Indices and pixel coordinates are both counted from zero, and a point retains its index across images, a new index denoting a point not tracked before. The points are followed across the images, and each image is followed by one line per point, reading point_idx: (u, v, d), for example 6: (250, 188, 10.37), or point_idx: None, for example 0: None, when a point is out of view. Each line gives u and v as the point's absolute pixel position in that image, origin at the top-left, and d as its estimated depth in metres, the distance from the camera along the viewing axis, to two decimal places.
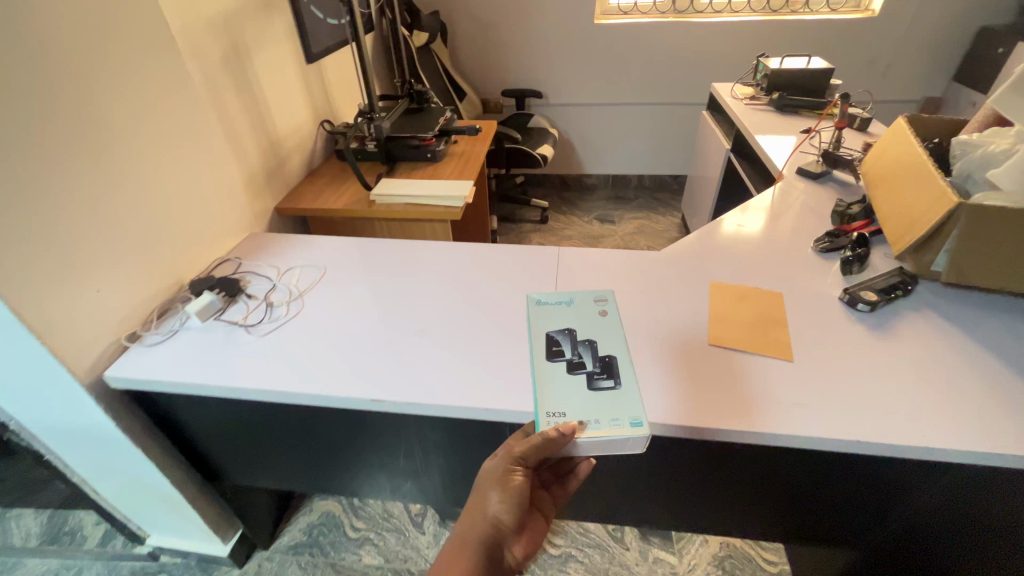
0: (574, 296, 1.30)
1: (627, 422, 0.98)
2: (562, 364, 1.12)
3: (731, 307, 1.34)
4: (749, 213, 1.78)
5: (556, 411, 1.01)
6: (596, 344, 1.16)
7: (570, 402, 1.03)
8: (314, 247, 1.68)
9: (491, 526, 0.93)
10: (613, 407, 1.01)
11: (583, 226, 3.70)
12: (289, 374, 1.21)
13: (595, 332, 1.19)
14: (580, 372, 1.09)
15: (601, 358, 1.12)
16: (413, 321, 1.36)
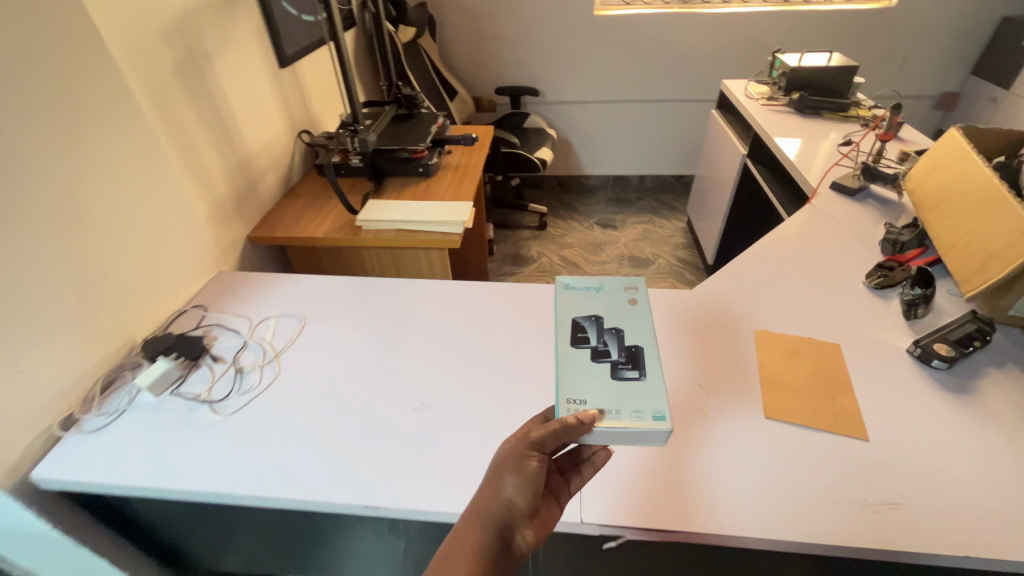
0: (604, 282, 1.17)
1: (651, 415, 0.88)
2: (585, 351, 1.00)
3: (784, 366, 1.15)
4: (786, 239, 1.58)
5: (574, 399, 0.91)
6: (625, 335, 1.04)
7: (591, 392, 0.92)
8: (293, 290, 1.45)
9: (502, 510, 0.76)
10: (636, 399, 0.90)
11: (583, 232, 3.44)
12: (261, 470, 0.99)
13: (622, 320, 1.08)
14: (604, 363, 0.97)
15: (628, 347, 1.01)
16: (412, 390, 1.14)
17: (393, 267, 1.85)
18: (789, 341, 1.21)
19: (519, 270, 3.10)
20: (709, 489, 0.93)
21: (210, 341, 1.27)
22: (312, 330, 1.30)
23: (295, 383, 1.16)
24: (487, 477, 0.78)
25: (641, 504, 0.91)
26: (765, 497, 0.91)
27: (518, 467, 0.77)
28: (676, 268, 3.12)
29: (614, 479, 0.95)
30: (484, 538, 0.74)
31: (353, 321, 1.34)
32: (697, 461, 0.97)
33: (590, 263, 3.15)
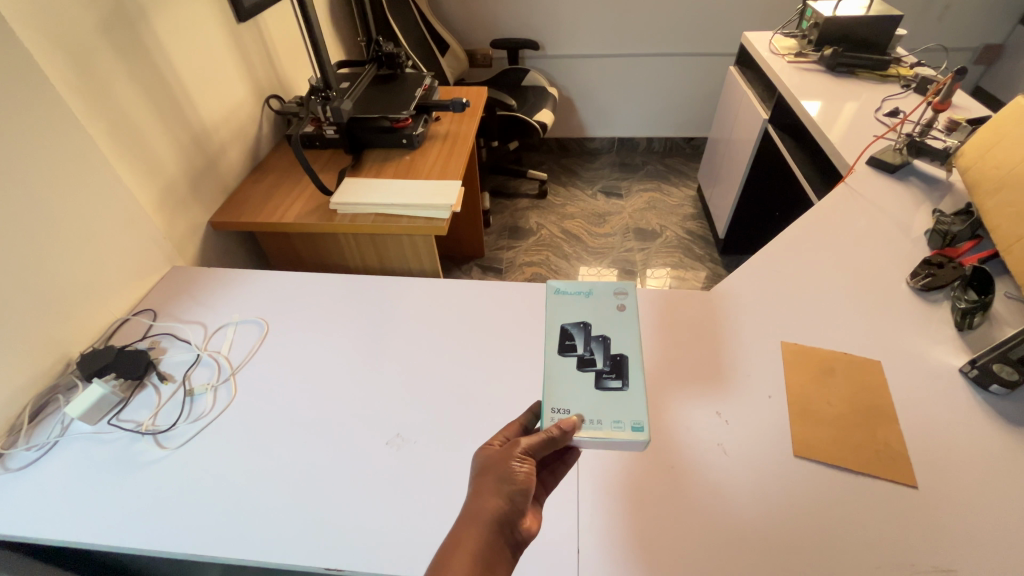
0: (595, 285, 0.99)
1: (631, 426, 0.78)
2: (571, 360, 0.87)
3: (817, 389, 0.99)
4: (817, 228, 1.39)
5: (559, 409, 0.80)
6: (615, 341, 0.90)
7: (576, 402, 0.81)
8: (256, 290, 1.28)
9: (503, 507, 0.66)
10: (615, 405, 0.80)
11: (586, 202, 3.20)
12: (212, 520, 0.86)
13: (614, 327, 0.92)
14: (589, 372, 0.85)
15: (614, 354, 0.88)
16: (386, 419, 0.99)
17: (375, 255, 1.66)
18: (822, 357, 1.05)
19: (517, 244, 2.88)
20: (731, 550, 0.80)
21: (158, 355, 1.11)
22: (275, 342, 1.15)
23: (254, 410, 1.01)
24: (482, 486, 0.67)
25: (652, 570, 0.78)
26: (794, 561, 0.78)
27: (511, 474, 0.67)
28: (685, 242, 2.91)
29: (619, 536, 0.82)
30: (484, 539, 0.63)
31: (322, 330, 1.17)
32: (716, 513, 0.84)
33: (593, 236, 2.94)
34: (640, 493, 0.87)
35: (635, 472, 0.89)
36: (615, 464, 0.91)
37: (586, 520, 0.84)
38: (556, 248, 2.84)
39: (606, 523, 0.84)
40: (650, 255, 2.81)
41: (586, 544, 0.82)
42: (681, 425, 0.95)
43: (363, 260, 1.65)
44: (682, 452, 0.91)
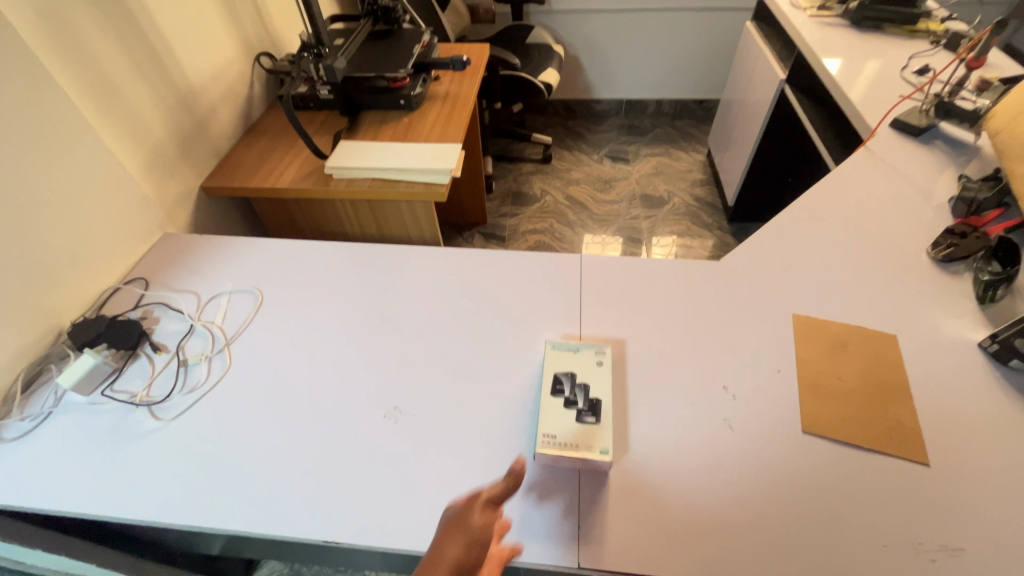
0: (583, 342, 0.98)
1: (599, 450, 0.83)
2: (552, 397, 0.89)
3: (829, 364, 0.96)
4: (835, 195, 1.32)
5: (547, 433, 0.85)
6: (598, 382, 0.91)
7: (561, 428, 0.85)
8: (249, 258, 1.24)
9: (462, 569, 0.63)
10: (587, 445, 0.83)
11: (592, 167, 3.10)
12: (210, 492, 0.85)
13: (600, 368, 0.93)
14: (572, 410, 0.88)
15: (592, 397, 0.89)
16: (384, 392, 0.97)
17: (374, 222, 1.61)
18: (834, 330, 1.01)
19: (520, 210, 2.81)
20: (735, 525, 0.78)
21: (151, 325, 1.09)
22: (270, 312, 1.12)
23: (250, 381, 1.00)
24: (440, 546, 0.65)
25: (654, 546, 0.77)
26: (799, 538, 0.77)
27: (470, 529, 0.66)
28: (693, 209, 2.83)
29: (620, 512, 0.81)
30: None
31: (317, 300, 1.14)
32: (720, 489, 0.82)
33: (599, 203, 2.86)
34: (643, 469, 0.85)
35: (638, 447, 0.87)
36: (617, 439, 0.88)
37: (586, 496, 0.83)
38: (560, 215, 2.77)
39: (607, 498, 0.82)
40: (656, 223, 2.74)
41: (586, 519, 0.81)
42: (686, 399, 0.93)
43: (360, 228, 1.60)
44: (687, 428, 0.89)
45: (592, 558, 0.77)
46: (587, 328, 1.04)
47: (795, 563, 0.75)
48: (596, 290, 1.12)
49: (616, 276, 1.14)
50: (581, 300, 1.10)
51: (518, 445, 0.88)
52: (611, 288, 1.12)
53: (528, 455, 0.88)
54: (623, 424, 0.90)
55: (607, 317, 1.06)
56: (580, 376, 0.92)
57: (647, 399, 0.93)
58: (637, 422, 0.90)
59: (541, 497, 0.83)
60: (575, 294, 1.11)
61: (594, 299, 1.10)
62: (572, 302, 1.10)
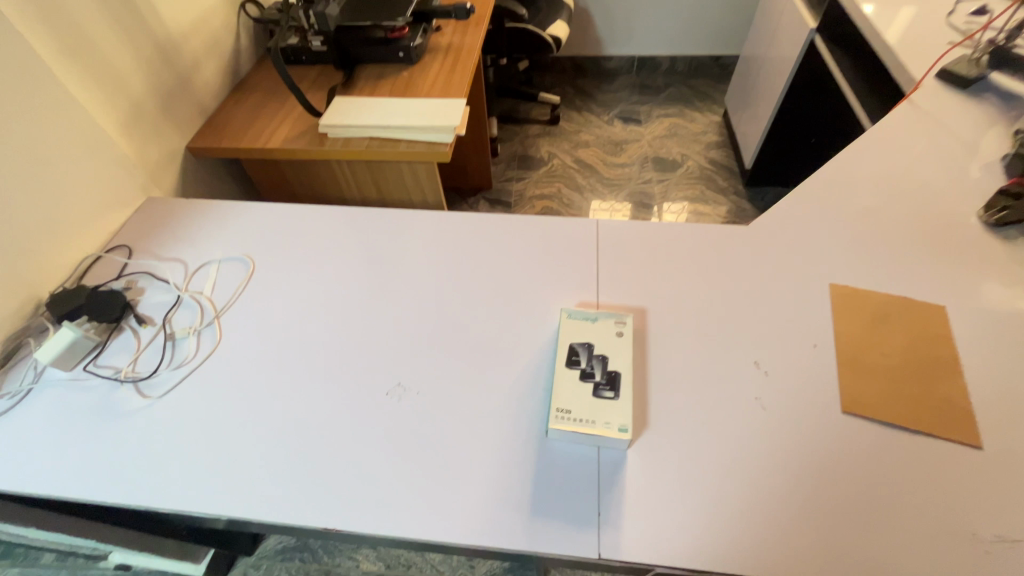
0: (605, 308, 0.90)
1: (617, 427, 0.76)
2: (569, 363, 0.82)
3: (871, 338, 0.88)
4: (874, 151, 1.21)
5: (561, 409, 0.77)
6: (619, 351, 0.83)
7: (576, 402, 0.78)
8: (239, 223, 1.15)
9: None
10: (604, 415, 0.77)
11: (601, 129, 2.95)
12: (203, 476, 0.80)
13: (621, 336, 0.85)
14: (589, 383, 0.80)
15: (612, 369, 0.81)
16: (386, 367, 0.90)
17: (373, 186, 1.51)
18: (876, 301, 0.92)
19: (527, 174, 2.69)
20: (769, 513, 0.72)
21: (135, 296, 1.01)
22: (262, 281, 1.04)
23: (242, 356, 0.93)
24: None
25: (682, 535, 0.71)
26: (841, 529, 0.70)
27: None
28: (708, 172, 2.69)
29: (646, 498, 0.74)
30: None
31: (313, 269, 1.06)
32: (754, 474, 0.75)
33: (609, 166, 2.73)
34: (668, 451, 0.78)
35: (663, 427, 0.80)
36: (639, 419, 0.81)
37: (608, 480, 0.76)
38: (568, 179, 2.65)
39: (630, 484, 0.75)
40: (669, 187, 2.62)
41: (608, 506, 0.74)
42: (714, 376, 0.85)
43: (359, 192, 1.50)
44: (715, 407, 0.82)
45: (616, 549, 0.70)
46: (604, 298, 0.96)
47: (837, 554, 0.69)
48: (614, 257, 1.03)
49: (635, 241, 1.05)
50: (598, 268, 1.01)
51: (531, 424, 0.82)
52: (630, 254, 1.03)
53: (542, 436, 0.80)
54: (645, 402, 0.83)
55: (628, 286, 0.98)
56: (598, 347, 0.84)
57: (672, 375, 0.86)
58: (661, 401, 0.83)
59: (558, 482, 0.76)
60: (591, 261, 1.02)
61: (612, 267, 1.01)
62: (588, 271, 1.01)
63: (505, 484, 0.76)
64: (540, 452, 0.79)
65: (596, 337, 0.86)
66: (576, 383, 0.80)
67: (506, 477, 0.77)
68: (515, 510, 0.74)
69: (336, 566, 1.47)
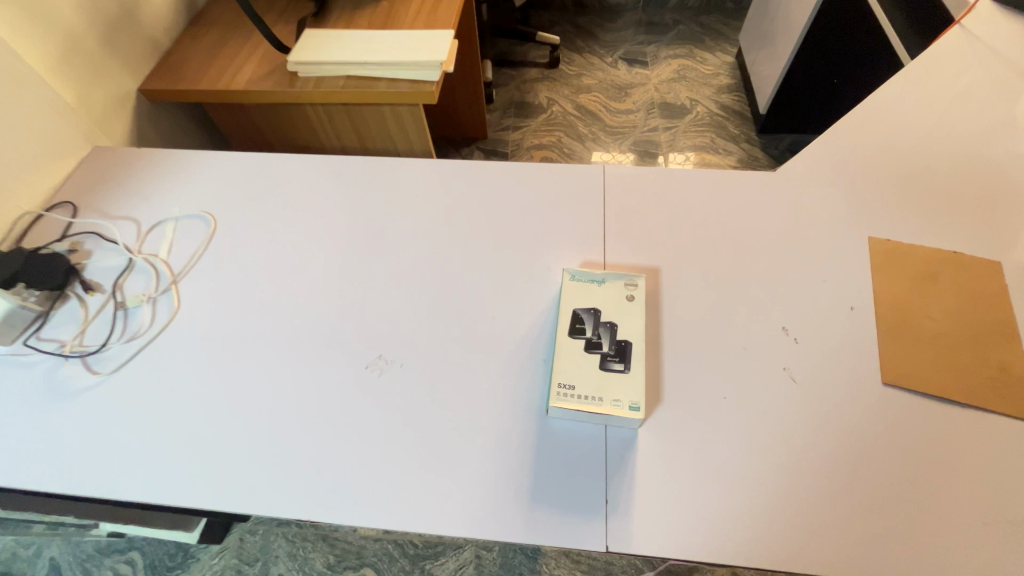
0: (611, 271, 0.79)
1: (629, 405, 0.66)
2: (573, 334, 0.72)
3: (916, 299, 0.77)
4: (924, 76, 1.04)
5: (565, 385, 0.68)
6: (631, 318, 0.73)
7: (582, 377, 0.68)
8: (198, 175, 1.02)
9: None
10: (613, 391, 0.68)
11: (605, 71, 2.72)
12: (165, 462, 0.71)
13: (632, 301, 0.75)
14: (596, 355, 0.70)
15: (621, 339, 0.71)
16: (365, 338, 0.80)
17: (354, 133, 1.36)
18: (922, 257, 0.81)
19: (524, 123, 2.50)
20: (798, 499, 0.65)
21: (82, 259, 0.90)
22: (225, 241, 0.92)
23: (204, 327, 0.82)
24: None
25: (702, 525, 0.64)
26: (876, 516, 0.63)
27: None
28: (718, 118, 2.49)
29: (660, 484, 0.66)
30: None
31: (282, 227, 0.93)
32: (781, 455, 0.67)
33: (612, 113, 2.53)
34: (685, 431, 0.69)
35: (679, 403, 0.71)
36: (652, 394, 0.72)
37: (616, 465, 0.67)
38: (568, 128, 2.46)
39: (642, 467, 0.67)
40: (675, 136, 2.44)
41: (616, 492, 0.66)
42: (736, 344, 0.75)
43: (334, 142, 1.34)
44: (739, 379, 0.73)
45: (625, 541, 0.63)
46: (613, 256, 0.85)
47: (870, 545, 0.62)
48: (624, 209, 0.90)
49: (648, 191, 0.92)
50: (606, 222, 0.89)
51: (530, 401, 0.72)
52: (643, 206, 0.90)
53: (543, 413, 0.71)
54: (659, 374, 0.73)
55: (639, 243, 0.86)
56: (607, 313, 0.74)
57: (689, 344, 0.76)
58: (677, 373, 0.73)
59: (560, 466, 0.68)
60: (597, 214, 0.90)
61: (621, 220, 0.89)
62: (594, 225, 0.89)
63: (500, 469, 0.68)
64: (540, 432, 0.70)
65: (604, 302, 0.75)
66: (582, 355, 0.70)
67: (502, 461, 0.68)
68: (511, 498, 0.66)
69: (334, 531, 1.39)
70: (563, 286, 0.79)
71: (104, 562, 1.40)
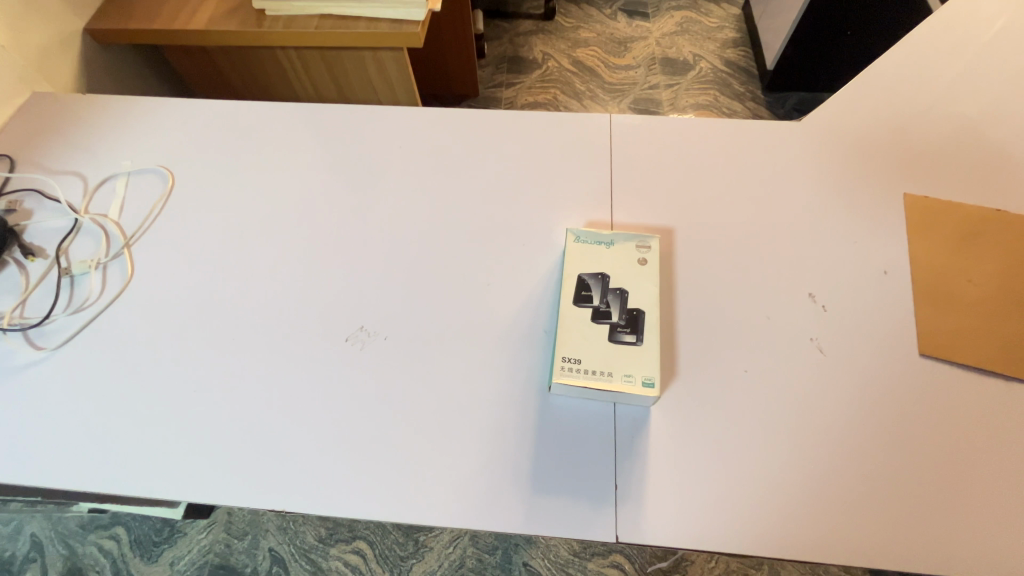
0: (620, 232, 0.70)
1: (642, 380, 0.60)
2: (577, 302, 0.64)
3: (956, 263, 0.70)
4: (976, 3, 0.92)
5: (569, 359, 0.61)
6: (642, 284, 0.65)
7: (589, 350, 0.61)
8: (151, 124, 0.90)
9: None
10: (623, 365, 0.60)
11: (603, 23, 2.50)
12: (124, 449, 0.64)
13: (643, 265, 0.67)
14: (604, 325, 0.62)
15: (632, 308, 0.63)
16: (345, 308, 0.71)
17: (332, 82, 1.23)
18: (963, 216, 0.73)
19: (517, 79, 2.30)
20: (822, 483, 0.60)
21: (20, 221, 0.79)
22: (184, 200, 0.81)
23: (163, 296, 0.73)
24: None
25: (719, 513, 0.58)
26: (906, 501, 0.59)
27: None
28: (723, 75, 2.30)
29: (674, 467, 0.60)
30: None
31: (248, 183, 0.83)
32: (805, 436, 0.61)
33: (611, 70, 2.33)
34: (701, 409, 0.63)
35: (695, 377, 0.64)
36: (665, 367, 0.65)
37: (626, 446, 0.61)
38: (565, 85, 2.28)
39: (655, 449, 0.61)
40: (678, 94, 2.25)
41: (626, 477, 0.60)
42: (758, 312, 0.68)
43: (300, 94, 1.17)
44: (761, 352, 0.66)
45: (635, 530, 0.57)
46: (621, 216, 0.76)
47: (897, 532, 0.58)
48: (632, 163, 0.81)
49: (660, 143, 0.82)
50: (613, 177, 0.79)
51: (530, 376, 0.65)
52: (654, 158, 0.81)
53: (545, 389, 0.64)
54: (673, 346, 0.66)
55: (650, 201, 0.77)
56: (616, 279, 0.66)
57: (706, 312, 0.68)
58: (692, 344, 0.66)
59: (564, 448, 0.61)
60: (603, 169, 0.80)
61: (630, 175, 0.79)
62: (600, 181, 0.79)
63: (498, 452, 0.61)
64: (541, 410, 0.63)
65: (611, 267, 0.66)
66: (588, 325, 0.63)
67: (500, 443, 0.62)
68: (510, 485, 0.60)
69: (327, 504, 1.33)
70: (566, 249, 0.70)
71: (86, 538, 1.33)
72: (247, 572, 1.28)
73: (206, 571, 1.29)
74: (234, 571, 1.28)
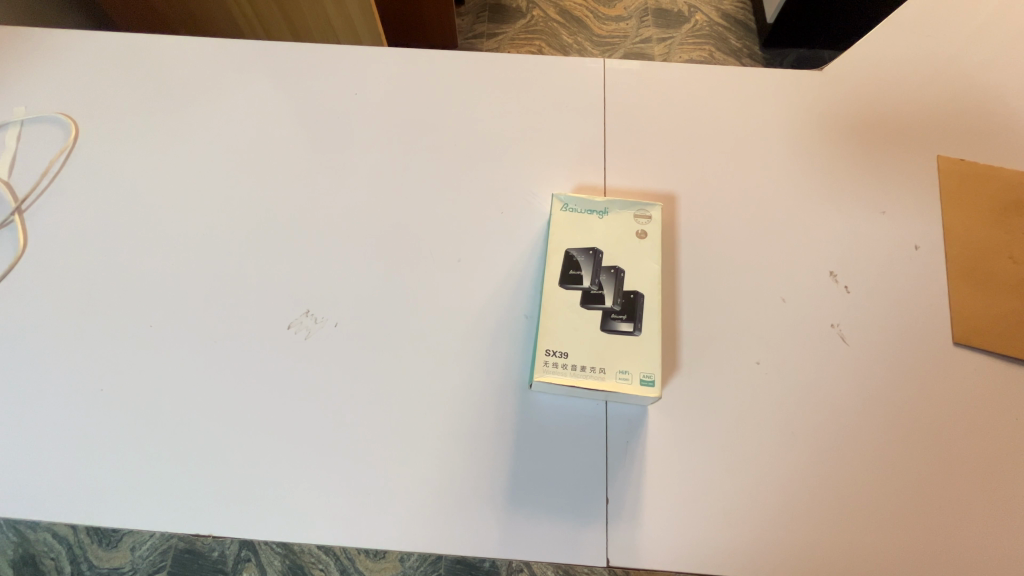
0: (614, 201, 0.58)
1: (640, 377, 0.51)
2: (564, 288, 0.54)
3: (994, 236, 0.61)
4: None
5: (554, 352, 0.52)
6: (640, 263, 0.55)
7: (578, 341, 0.52)
8: (35, 50, 0.71)
9: None
10: (619, 359, 0.51)
11: None
12: (28, 462, 0.54)
13: (642, 241, 0.56)
14: (596, 311, 0.53)
15: (628, 293, 0.53)
16: (290, 289, 0.60)
17: (283, 20, 1.06)
18: (1003, 181, 0.64)
19: (501, 30, 1.73)
20: (836, 484, 0.53)
21: None
22: (91, 153, 0.67)
23: (68, 276, 0.61)
24: None
25: (720, 525, 0.51)
26: (925, 502, 0.52)
27: None
28: (720, 30, 1.73)
29: (674, 475, 0.52)
30: None
31: (169, 133, 0.68)
32: (824, 439, 0.54)
33: (600, 20, 1.74)
34: (705, 406, 0.54)
35: (699, 369, 0.56)
36: (665, 358, 0.56)
37: (618, 451, 0.53)
38: (552, 37, 1.71)
39: (652, 454, 0.53)
40: (670, 50, 1.69)
41: (619, 489, 0.52)
42: (772, 294, 0.59)
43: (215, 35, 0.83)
44: (776, 340, 0.57)
45: (628, 551, 0.51)
46: (615, 179, 0.65)
47: (920, 546, 0.51)
48: (631, 117, 0.68)
49: (665, 90, 0.70)
50: (607, 132, 0.68)
51: (509, 370, 0.56)
52: (656, 110, 0.69)
53: (525, 385, 0.56)
54: (674, 334, 0.57)
55: (651, 163, 0.66)
56: (611, 258, 0.55)
57: (714, 294, 0.59)
58: (697, 332, 0.57)
59: (548, 456, 0.53)
60: (597, 123, 0.68)
61: (628, 131, 0.67)
62: (594, 138, 0.67)
63: (471, 460, 0.53)
64: (521, 411, 0.55)
65: (606, 244, 0.56)
66: (577, 312, 0.53)
67: (474, 450, 0.53)
68: (484, 499, 0.52)
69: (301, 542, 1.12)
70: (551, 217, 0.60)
71: (39, 523, 1.13)
72: (214, 557, 1.12)
73: (171, 557, 1.12)
74: (201, 556, 1.12)
